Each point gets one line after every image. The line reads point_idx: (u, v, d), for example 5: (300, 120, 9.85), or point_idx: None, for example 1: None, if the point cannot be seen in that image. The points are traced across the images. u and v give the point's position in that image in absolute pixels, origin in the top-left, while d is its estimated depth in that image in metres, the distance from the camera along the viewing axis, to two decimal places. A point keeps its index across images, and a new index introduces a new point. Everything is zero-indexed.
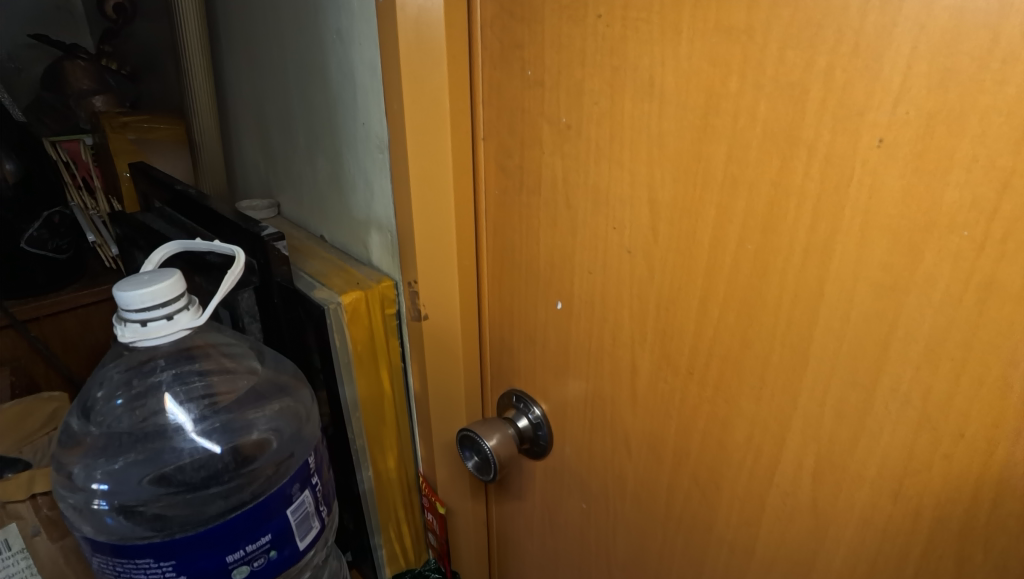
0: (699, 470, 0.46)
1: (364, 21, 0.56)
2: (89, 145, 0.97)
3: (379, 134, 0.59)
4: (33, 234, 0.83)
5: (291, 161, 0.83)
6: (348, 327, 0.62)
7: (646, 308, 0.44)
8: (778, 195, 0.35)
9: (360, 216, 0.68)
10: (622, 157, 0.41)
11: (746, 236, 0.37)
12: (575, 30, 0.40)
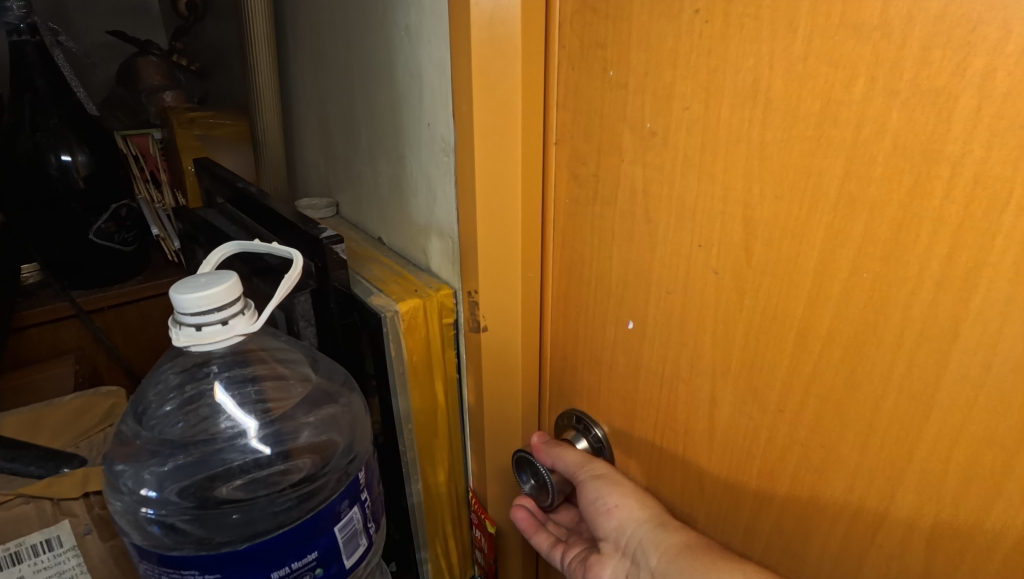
0: (784, 518, 0.41)
1: (435, 19, 0.53)
2: (157, 140, 0.99)
3: (446, 136, 0.56)
4: (100, 226, 0.85)
5: (352, 162, 0.81)
6: (404, 336, 0.60)
7: (732, 338, 0.39)
8: (906, 219, 0.30)
9: (421, 220, 0.66)
10: (714, 171, 0.36)
11: (862, 264, 0.32)
12: (667, 28, 0.36)
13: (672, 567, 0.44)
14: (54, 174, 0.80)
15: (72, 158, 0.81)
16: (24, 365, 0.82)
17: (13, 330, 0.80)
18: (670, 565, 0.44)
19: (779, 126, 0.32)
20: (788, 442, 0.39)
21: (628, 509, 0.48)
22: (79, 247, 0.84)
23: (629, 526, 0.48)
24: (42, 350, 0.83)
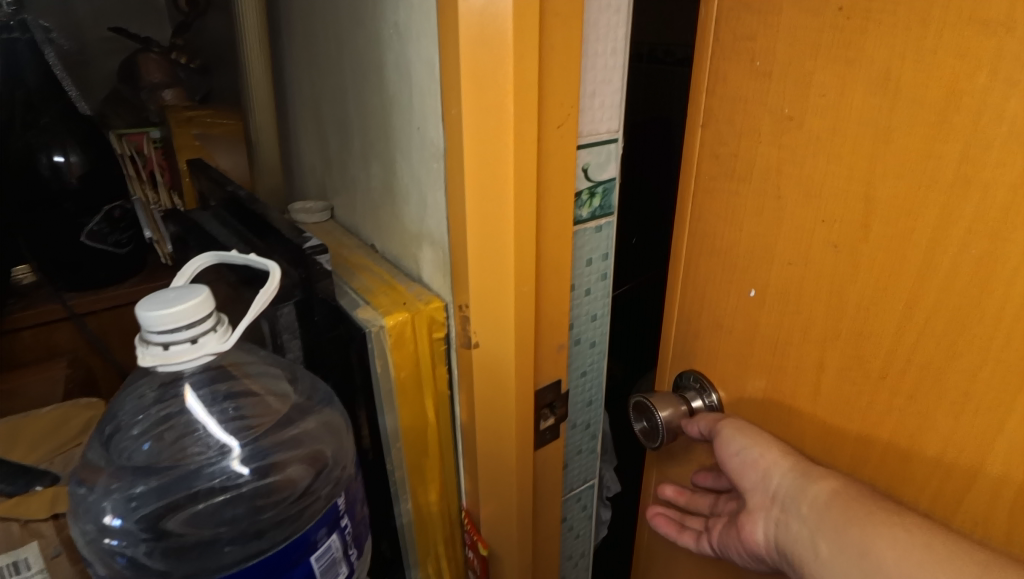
0: (877, 481, 0.43)
1: (425, 17, 0.52)
2: (154, 139, 0.95)
3: (437, 129, 0.54)
4: (93, 227, 0.79)
5: (347, 166, 0.79)
6: (391, 353, 0.58)
7: (844, 308, 0.42)
8: (1015, 200, 0.32)
9: (412, 228, 0.64)
10: (840, 152, 0.39)
11: (971, 241, 0.35)
12: (812, 23, 0.39)
13: (825, 517, 0.43)
14: (46, 175, 0.74)
15: (65, 159, 0.75)
16: (16, 367, 0.78)
17: (6, 332, 0.76)
18: (824, 515, 0.43)
19: (906, 111, 0.35)
20: (887, 408, 0.41)
21: (775, 463, 0.47)
22: (71, 249, 0.78)
23: (775, 478, 0.47)
24: (37, 352, 0.79)
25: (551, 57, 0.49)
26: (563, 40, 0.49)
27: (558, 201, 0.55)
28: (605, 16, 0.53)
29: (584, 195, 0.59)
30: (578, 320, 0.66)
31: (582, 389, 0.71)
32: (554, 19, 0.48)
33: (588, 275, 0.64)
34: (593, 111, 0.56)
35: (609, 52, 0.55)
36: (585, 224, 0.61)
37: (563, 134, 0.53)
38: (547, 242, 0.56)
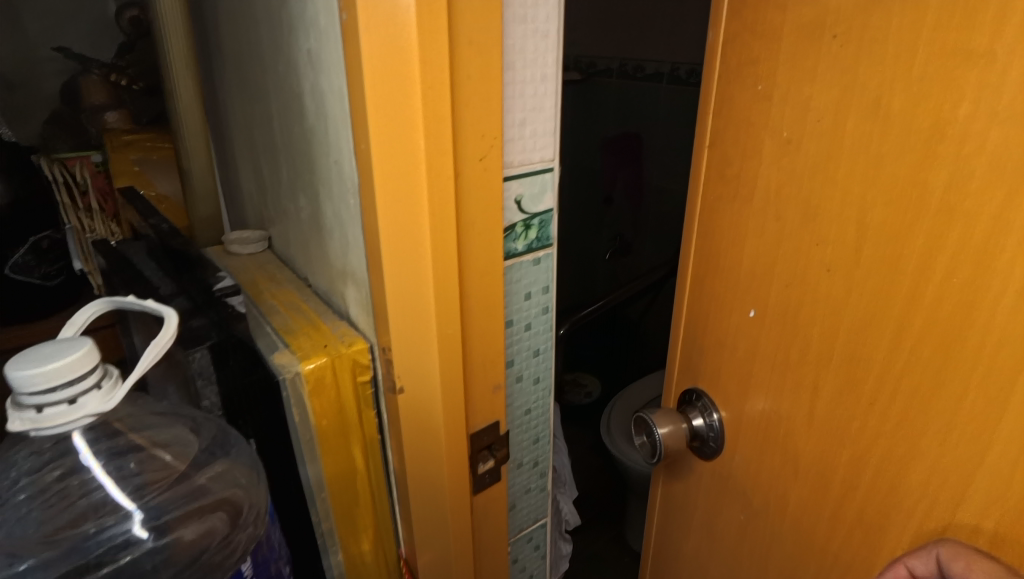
0: (866, 508, 0.43)
1: (331, 36, 0.39)
2: (97, 163, 0.86)
3: (352, 175, 0.42)
4: (18, 260, 0.75)
5: (278, 197, 0.62)
6: (307, 402, 0.47)
7: (838, 329, 0.42)
8: (996, 229, 0.32)
9: (337, 263, 0.51)
10: (833, 175, 0.40)
11: (955, 269, 0.35)
12: (809, 48, 0.40)
13: None
14: None
15: None
16: None
17: None
18: None
19: (896, 139, 0.36)
20: (876, 434, 0.41)
21: None
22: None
23: None
24: None
25: (466, 70, 0.38)
26: (481, 55, 0.38)
27: (485, 238, 0.44)
28: (529, 31, 0.42)
29: (517, 228, 0.48)
30: (517, 357, 0.54)
31: (526, 427, 0.59)
32: (466, 27, 0.37)
33: (526, 310, 0.52)
34: (521, 142, 0.45)
35: (538, 78, 0.44)
36: (521, 257, 0.49)
37: (487, 169, 0.42)
38: (470, 286, 0.44)
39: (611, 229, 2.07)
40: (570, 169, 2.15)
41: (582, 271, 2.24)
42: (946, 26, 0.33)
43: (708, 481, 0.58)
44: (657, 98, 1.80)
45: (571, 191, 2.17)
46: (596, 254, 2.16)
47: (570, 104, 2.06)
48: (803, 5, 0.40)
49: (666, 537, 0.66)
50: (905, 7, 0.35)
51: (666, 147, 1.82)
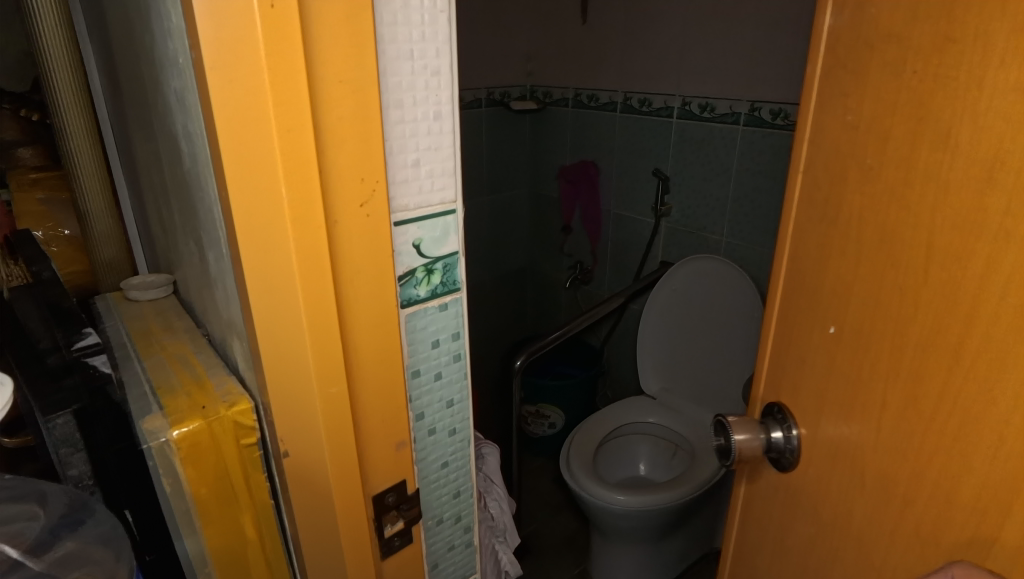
0: (921, 527, 0.38)
1: (188, 80, 0.36)
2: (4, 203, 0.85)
3: (221, 224, 0.39)
4: None
5: (176, 241, 0.59)
6: (181, 470, 0.42)
7: (903, 348, 0.38)
8: None
9: (224, 314, 0.47)
10: (910, 199, 0.37)
11: (1009, 289, 0.31)
12: (891, 81, 0.38)
13: None
14: None
15: None
16: None
17: None
18: None
19: (962, 165, 0.33)
20: (933, 452, 0.36)
21: None
22: None
23: None
24: None
25: (334, 110, 0.35)
26: (353, 94, 0.35)
27: (372, 290, 0.41)
28: (416, 68, 0.41)
29: (419, 272, 0.46)
30: (427, 409, 0.51)
31: (444, 482, 0.55)
32: (329, 67, 0.34)
33: (435, 358, 0.50)
34: (416, 184, 0.44)
35: (430, 116, 0.43)
36: (425, 303, 0.48)
37: (371, 216, 0.39)
38: (355, 340, 0.41)
39: (574, 257, 2.07)
40: (534, 197, 2.15)
41: (547, 298, 2.23)
42: (1008, 57, 0.31)
43: (783, 500, 0.53)
44: (612, 126, 1.81)
45: (536, 219, 2.18)
46: (560, 281, 2.16)
47: (532, 133, 2.08)
48: (889, 42, 0.38)
49: (743, 563, 0.60)
50: (975, 44, 0.32)
51: (622, 173, 1.83)
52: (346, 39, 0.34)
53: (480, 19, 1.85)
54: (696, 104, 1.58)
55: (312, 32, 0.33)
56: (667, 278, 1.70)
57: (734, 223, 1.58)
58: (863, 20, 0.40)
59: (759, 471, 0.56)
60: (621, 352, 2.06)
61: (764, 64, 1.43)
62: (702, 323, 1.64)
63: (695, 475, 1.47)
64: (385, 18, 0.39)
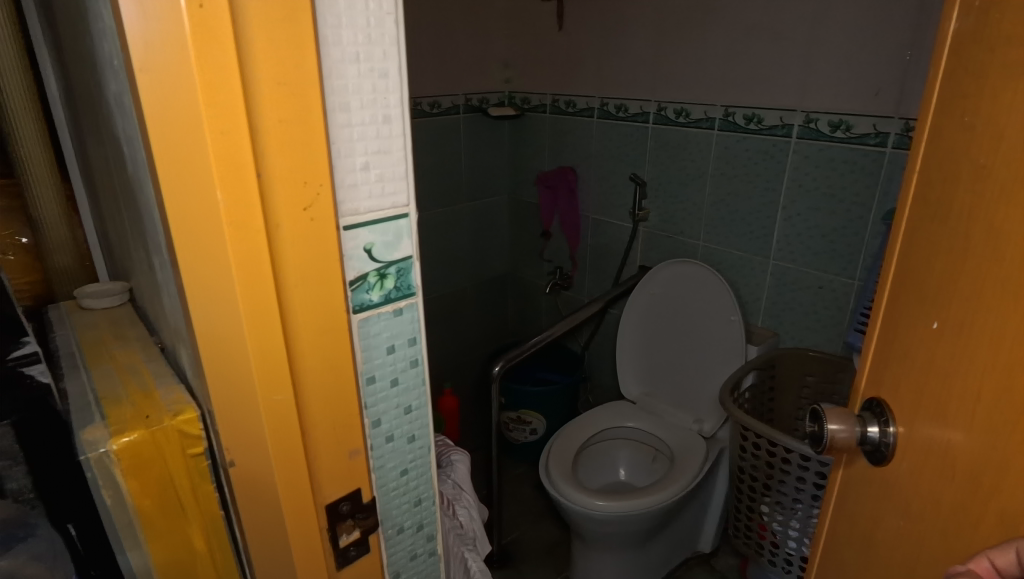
0: (1002, 520, 0.37)
1: (124, 85, 0.36)
2: None
3: (161, 229, 0.38)
4: None
5: (127, 247, 0.59)
6: (123, 482, 0.41)
7: (1000, 340, 0.38)
8: None
9: (172, 321, 0.46)
10: (1016, 194, 0.37)
11: None
12: (1004, 82, 0.38)
13: None
14: None
15: None
16: None
17: None
18: None
19: None
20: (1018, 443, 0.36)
21: None
22: None
23: None
24: None
25: (272, 111, 0.35)
26: (292, 97, 0.35)
27: (318, 295, 0.40)
28: (362, 71, 0.41)
29: (370, 277, 0.46)
30: (384, 416, 0.50)
31: (405, 490, 0.54)
32: (265, 68, 0.34)
33: (391, 364, 0.49)
34: (366, 188, 0.43)
35: (379, 119, 0.42)
36: (378, 308, 0.47)
37: (314, 220, 0.38)
38: (301, 347, 0.40)
39: (553, 263, 2.07)
40: (514, 203, 2.15)
41: (529, 304, 2.22)
42: None
43: (875, 496, 0.52)
44: (589, 132, 1.82)
45: (516, 225, 2.17)
46: (541, 287, 2.15)
47: (511, 139, 2.08)
48: (1005, 43, 0.38)
49: (831, 561, 0.59)
50: None
51: (600, 179, 1.83)
52: (282, 40, 0.34)
53: (457, 26, 1.85)
54: (671, 109, 1.59)
55: (244, 33, 0.33)
56: (645, 283, 1.71)
57: (711, 227, 1.59)
58: (986, 22, 0.41)
59: (852, 463, 0.56)
60: (601, 357, 2.07)
61: (736, 69, 1.44)
62: (682, 327, 1.65)
63: (675, 480, 1.47)
64: (328, 20, 0.38)
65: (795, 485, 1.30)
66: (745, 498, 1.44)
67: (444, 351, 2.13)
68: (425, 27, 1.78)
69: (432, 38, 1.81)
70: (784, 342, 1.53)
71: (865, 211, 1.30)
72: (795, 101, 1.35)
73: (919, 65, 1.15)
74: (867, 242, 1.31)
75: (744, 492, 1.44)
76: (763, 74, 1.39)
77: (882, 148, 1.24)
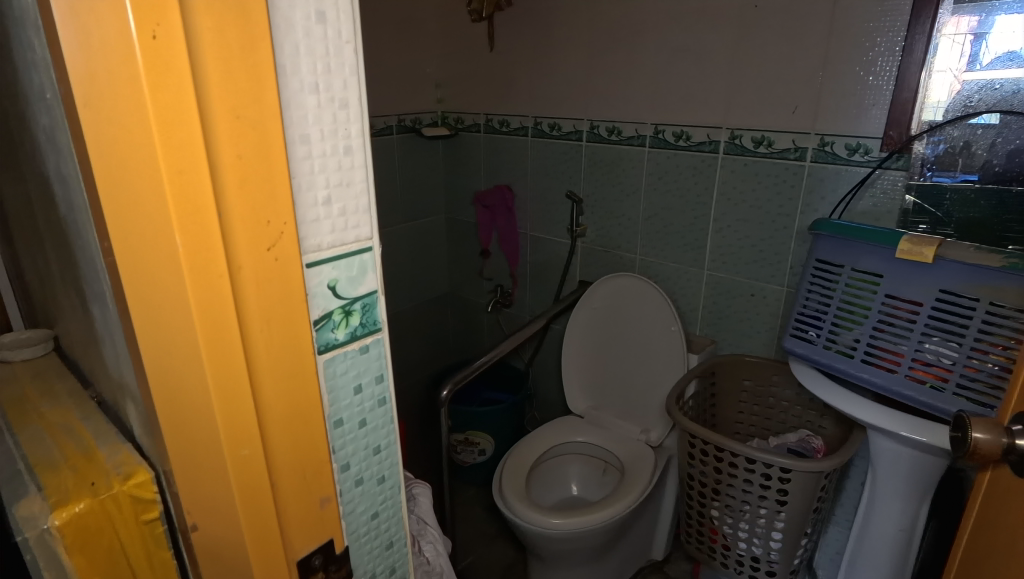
0: None
1: (59, 121, 0.33)
2: None
3: (105, 276, 0.35)
4: None
5: (51, 292, 0.54)
6: (70, 560, 0.37)
7: None
8: None
9: (114, 375, 0.42)
10: None
11: None
12: None
13: None
14: None
15: None
16: None
17: None
18: None
19: None
20: None
21: None
22: None
23: None
24: None
25: (231, 147, 0.32)
26: (252, 131, 0.33)
27: (283, 340, 0.37)
28: (322, 101, 0.39)
29: (335, 315, 0.43)
30: (353, 459, 0.48)
31: (376, 534, 0.52)
32: (222, 102, 0.31)
33: (358, 404, 0.47)
34: (328, 223, 0.41)
35: (339, 151, 0.41)
36: (343, 347, 0.45)
37: (279, 260, 0.36)
38: (266, 397, 0.38)
39: (493, 281, 2.07)
40: (451, 222, 2.14)
41: (470, 323, 2.21)
42: None
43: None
44: (525, 150, 1.84)
45: (454, 244, 2.16)
46: (482, 305, 2.15)
47: (445, 158, 2.07)
48: None
49: (973, 556, 0.61)
50: None
51: (537, 197, 1.85)
52: (240, 72, 0.32)
53: (386, 46, 1.82)
54: (604, 128, 1.64)
55: (199, 63, 0.30)
56: (588, 297, 1.74)
57: (647, 240, 1.64)
58: None
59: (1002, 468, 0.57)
60: (546, 372, 2.08)
61: (663, 89, 1.49)
62: (626, 340, 1.68)
63: (627, 491, 1.49)
64: (285, 49, 0.36)
65: (743, 487, 1.34)
66: (696, 503, 1.48)
67: None
68: None
69: None
70: (721, 348, 1.59)
71: (789, 222, 1.37)
72: (719, 118, 1.42)
73: (830, 84, 1.23)
74: (792, 250, 1.38)
75: (694, 498, 1.48)
76: (689, 93, 1.45)
77: (801, 161, 1.32)
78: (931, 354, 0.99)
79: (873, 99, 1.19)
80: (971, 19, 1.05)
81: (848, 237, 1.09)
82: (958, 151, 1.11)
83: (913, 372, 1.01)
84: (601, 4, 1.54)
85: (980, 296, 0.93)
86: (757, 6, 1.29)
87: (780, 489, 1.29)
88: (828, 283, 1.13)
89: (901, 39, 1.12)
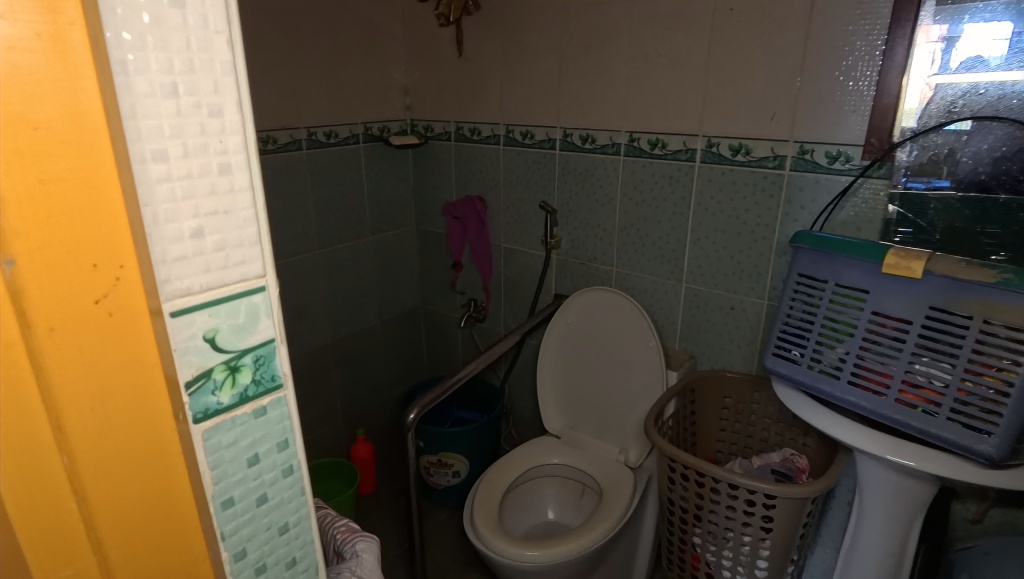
0: None
1: None
2: None
3: None
4: None
5: None
6: None
7: None
8: None
9: None
10: None
11: None
12: None
13: None
14: None
15: None
16: None
17: None
18: None
19: None
20: None
21: None
22: None
23: None
24: None
25: (34, 170, 0.26)
26: (64, 149, 0.27)
27: (129, 406, 0.32)
28: (185, 108, 0.30)
29: (217, 374, 0.35)
30: (250, 544, 0.39)
31: None
32: (22, 116, 0.26)
33: (255, 479, 0.38)
34: (200, 262, 0.33)
35: (212, 171, 0.32)
36: (231, 412, 0.36)
37: (112, 313, 0.30)
38: (99, 475, 0.32)
39: (466, 295, 1.98)
40: (421, 234, 2.05)
41: (442, 339, 2.12)
42: None
43: None
44: (496, 159, 1.76)
45: (425, 257, 2.07)
46: (455, 319, 2.06)
47: (414, 167, 1.98)
48: None
49: None
50: None
51: (510, 207, 1.77)
52: (50, 79, 0.26)
53: (350, 51, 1.73)
54: (576, 135, 1.57)
55: None
56: (562, 312, 1.66)
57: (623, 252, 1.57)
58: None
59: None
60: (521, 388, 1.99)
61: (637, 94, 1.42)
62: (602, 357, 1.60)
63: (605, 517, 1.40)
64: (126, 39, 0.28)
65: (725, 513, 1.26)
66: (676, 530, 1.40)
67: (355, 396, 1.99)
68: (315, 53, 1.65)
69: (324, 64, 1.68)
70: (701, 364, 1.52)
71: (768, 232, 1.31)
72: (695, 125, 1.35)
73: (810, 90, 1.17)
74: (772, 262, 1.32)
75: (675, 524, 1.40)
76: (664, 100, 1.38)
77: (780, 170, 1.26)
78: (922, 375, 0.92)
79: (853, 105, 1.13)
80: (941, 27, 1.01)
81: (828, 250, 1.02)
82: (942, 159, 1.06)
83: (902, 395, 0.94)
84: (572, 8, 1.48)
85: (973, 313, 0.87)
86: (733, 9, 1.23)
87: (765, 515, 1.22)
88: (812, 295, 1.06)
89: (882, 43, 1.06)
